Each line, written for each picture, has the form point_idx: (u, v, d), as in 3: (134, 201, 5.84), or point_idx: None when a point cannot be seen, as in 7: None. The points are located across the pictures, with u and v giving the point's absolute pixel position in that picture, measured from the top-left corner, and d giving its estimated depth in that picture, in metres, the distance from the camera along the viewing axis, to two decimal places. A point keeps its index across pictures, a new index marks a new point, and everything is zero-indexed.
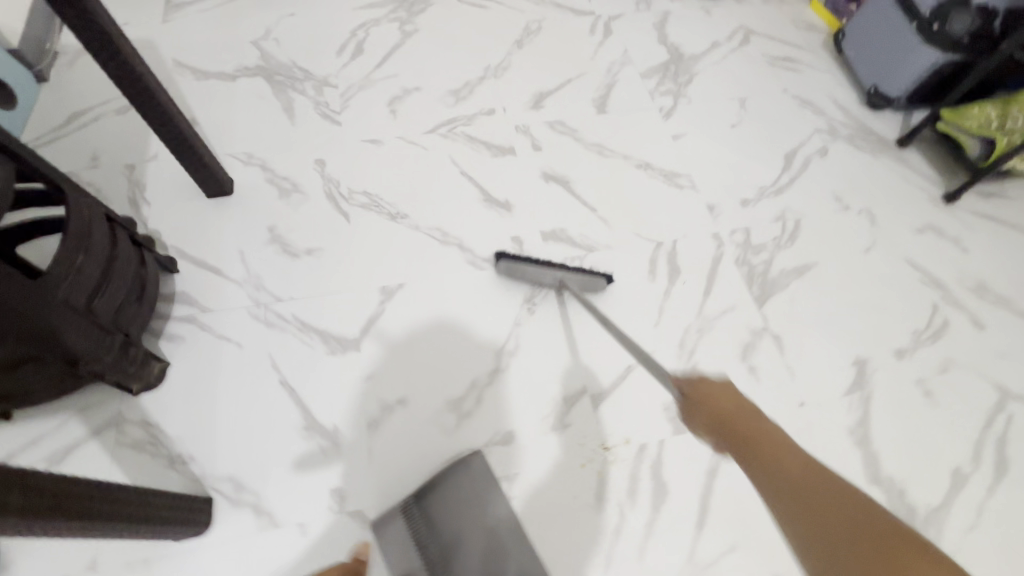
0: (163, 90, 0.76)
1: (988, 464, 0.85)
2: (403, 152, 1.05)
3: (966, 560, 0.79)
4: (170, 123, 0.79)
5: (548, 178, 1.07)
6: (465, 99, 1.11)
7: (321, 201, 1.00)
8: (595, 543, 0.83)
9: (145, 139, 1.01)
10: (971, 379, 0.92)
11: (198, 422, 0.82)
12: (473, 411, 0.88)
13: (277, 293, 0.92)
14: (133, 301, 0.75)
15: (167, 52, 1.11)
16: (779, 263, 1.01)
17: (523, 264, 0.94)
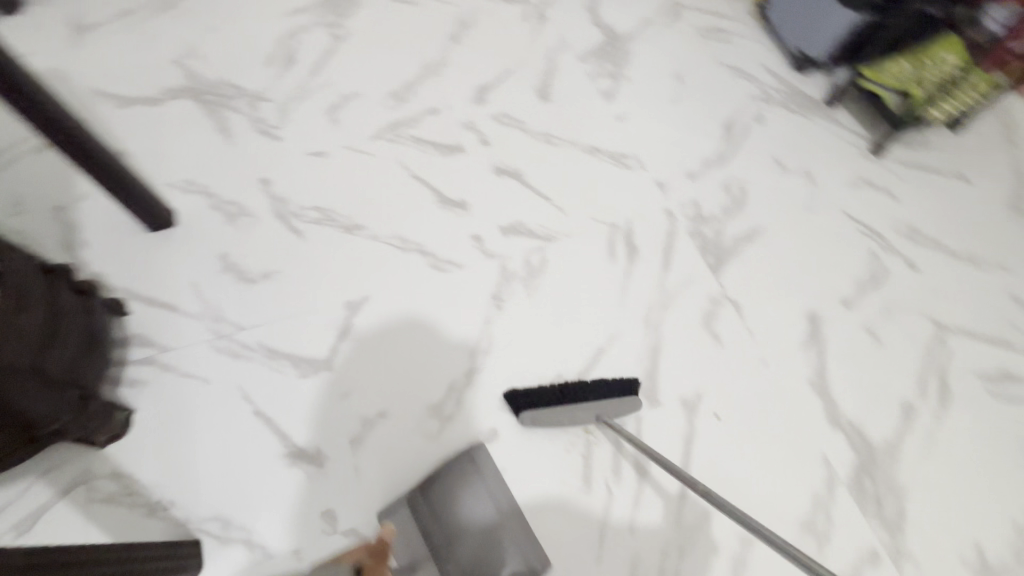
0: (79, 126, 0.81)
1: (932, 394, 0.96)
2: (351, 160, 1.13)
3: (920, 484, 0.89)
4: (89, 153, 0.84)
5: (501, 172, 1.14)
6: (408, 101, 1.21)
7: (272, 220, 1.05)
8: (587, 525, 0.83)
9: (70, 177, 1.03)
10: (910, 317, 1.03)
11: (175, 464, 0.84)
12: (454, 414, 0.90)
13: (238, 322, 0.94)
14: (84, 356, 0.78)
15: (82, 82, 1.16)
16: (729, 231, 1.10)
17: (547, 412, 0.85)
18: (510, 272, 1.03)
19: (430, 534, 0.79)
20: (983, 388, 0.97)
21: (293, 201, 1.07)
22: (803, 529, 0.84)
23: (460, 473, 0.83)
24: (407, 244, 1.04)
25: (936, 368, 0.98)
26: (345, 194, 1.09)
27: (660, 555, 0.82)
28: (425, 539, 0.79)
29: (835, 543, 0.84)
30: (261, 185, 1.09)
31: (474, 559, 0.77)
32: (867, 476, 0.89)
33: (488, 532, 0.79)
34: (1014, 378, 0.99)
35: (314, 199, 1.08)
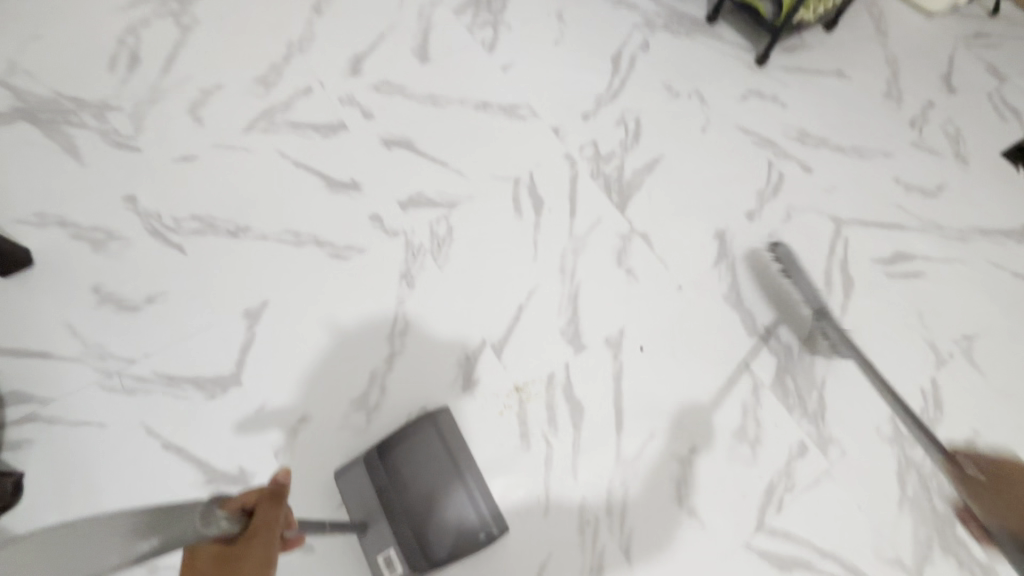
0: None
1: (837, 286, 1.01)
2: (224, 158, 1.04)
3: (837, 371, 0.93)
4: None
5: (390, 144, 1.08)
6: (276, 85, 1.12)
7: (145, 239, 0.95)
8: (531, 480, 0.83)
9: None
10: (809, 218, 1.07)
11: (85, 519, 0.78)
12: (380, 402, 0.86)
13: (127, 356, 0.86)
14: None
15: None
16: (630, 165, 1.09)
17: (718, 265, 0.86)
18: (417, 247, 0.99)
19: (389, 500, 0.78)
20: (881, 272, 1.02)
21: (166, 213, 0.98)
22: (736, 437, 0.87)
23: (427, 449, 0.80)
24: (302, 237, 0.98)
25: (837, 262, 1.03)
26: (223, 197, 1.00)
27: (605, 492, 0.83)
28: (382, 500, 0.78)
29: (766, 443, 0.87)
30: (126, 202, 0.98)
31: (443, 546, 0.76)
32: (787, 375, 0.92)
33: (455, 513, 0.77)
34: (907, 257, 1.04)
35: (189, 208, 0.99)
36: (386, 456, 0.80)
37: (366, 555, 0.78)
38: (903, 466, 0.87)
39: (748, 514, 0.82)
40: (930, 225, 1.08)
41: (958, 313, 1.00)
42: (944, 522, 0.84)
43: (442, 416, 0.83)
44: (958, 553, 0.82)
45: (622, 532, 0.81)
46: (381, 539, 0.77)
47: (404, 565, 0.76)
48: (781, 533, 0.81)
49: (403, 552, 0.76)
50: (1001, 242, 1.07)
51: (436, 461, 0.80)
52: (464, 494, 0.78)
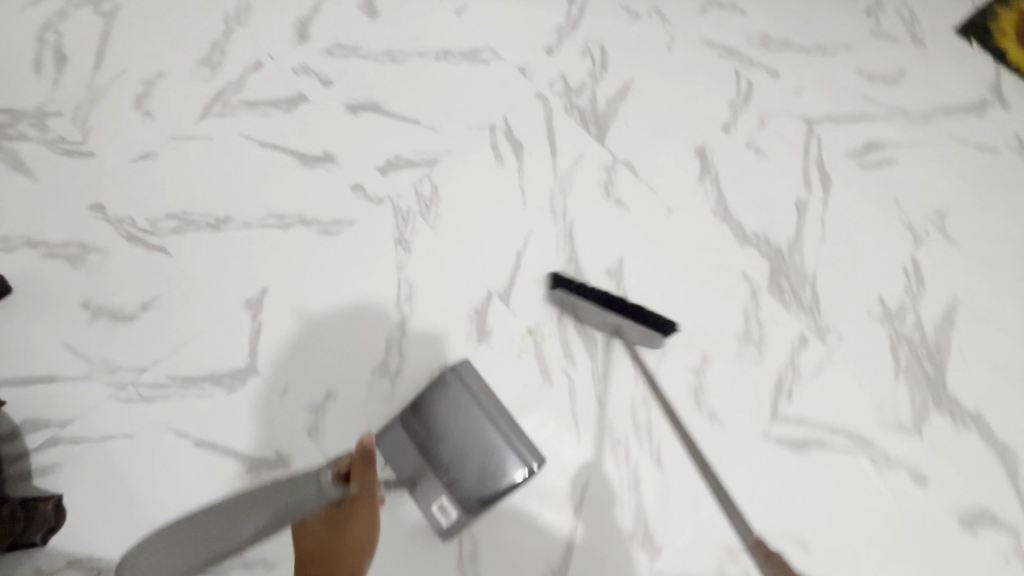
0: None
1: (816, 184, 1.04)
2: (187, 150, 0.99)
3: (825, 265, 0.98)
4: None
5: (357, 109, 1.04)
6: (222, 64, 1.05)
7: (124, 246, 0.92)
8: (559, 412, 0.87)
9: None
10: (782, 122, 1.09)
11: (136, 526, 0.79)
12: (401, 366, 0.88)
13: (136, 365, 0.85)
14: None
15: None
16: (603, 95, 1.08)
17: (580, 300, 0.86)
18: (405, 209, 0.97)
19: (431, 452, 0.81)
20: (855, 164, 1.06)
21: (139, 216, 0.94)
22: (742, 340, 0.92)
23: (457, 401, 0.83)
24: (287, 219, 0.96)
25: (813, 161, 1.06)
26: (195, 190, 0.96)
27: (629, 411, 0.87)
28: (425, 454, 0.81)
29: (770, 341, 0.92)
30: (94, 212, 0.94)
31: (490, 488, 0.79)
32: (781, 275, 0.97)
33: (496, 455, 0.81)
34: (878, 145, 1.07)
35: (163, 206, 0.95)
36: (420, 413, 0.83)
37: (420, 508, 0.81)
38: (895, 341, 0.93)
39: (762, 407, 0.88)
40: (895, 112, 1.10)
41: (930, 191, 1.04)
42: (936, 383, 0.91)
43: (466, 368, 0.85)
44: (950, 408, 0.89)
45: (650, 443, 0.86)
46: (431, 491, 0.80)
47: (458, 510, 0.79)
48: (795, 419, 0.88)
49: (455, 498, 0.79)
50: (961, 118, 1.10)
51: (468, 409, 0.83)
52: (500, 436, 0.82)
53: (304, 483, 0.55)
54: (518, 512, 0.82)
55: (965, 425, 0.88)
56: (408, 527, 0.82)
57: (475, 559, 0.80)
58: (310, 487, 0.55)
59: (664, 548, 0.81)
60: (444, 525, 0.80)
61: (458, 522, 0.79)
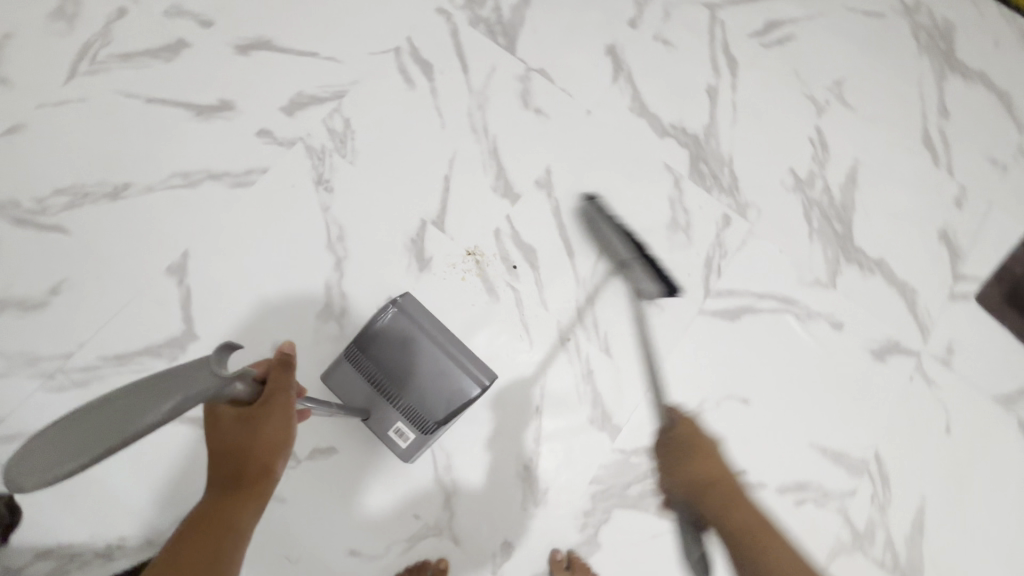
0: None
1: (723, 69, 1.06)
2: (61, 117, 0.89)
3: (739, 146, 1.02)
4: None
5: (246, 49, 0.96)
6: (79, 15, 0.94)
7: (13, 230, 0.84)
8: (510, 322, 0.90)
9: None
10: (686, 10, 1.09)
11: (96, 508, 0.75)
12: (346, 306, 0.87)
13: (60, 351, 0.80)
14: None
15: None
16: (506, 3, 1.04)
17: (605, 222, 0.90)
18: (319, 149, 0.93)
19: (381, 383, 0.83)
20: (757, 44, 1.08)
21: (23, 196, 0.85)
22: (671, 228, 0.96)
23: (400, 330, 0.83)
24: (193, 176, 0.89)
25: (719, 46, 1.07)
26: (83, 159, 0.88)
27: (574, 312, 0.91)
28: (375, 385, 0.83)
29: (696, 224, 0.97)
30: None
31: (443, 409, 0.82)
32: (700, 161, 1.00)
33: (447, 376, 0.82)
34: (778, 23, 1.10)
35: (46, 182, 0.86)
36: (365, 347, 0.83)
37: (378, 435, 0.83)
38: (807, 207, 1.00)
39: (696, 285, 0.94)
40: None
41: (828, 62, 1.09)
42: (845, 239, 0.99)
43: (406, 299, 0.84)
44: (858, 258, 0.98)
45: (598, 336, 0.90)
46: (386, 418, 0.83)
47: (415, 431, 0.82)
48: (726, 291, 0.94)
49: (411, 421, 0.82)
50: None
51: (413, 338, 0.83)
52: (449, 357, 0.83)
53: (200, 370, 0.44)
54: (484, 421, 0.86)
55: (870, 270, 0.98)
56: (382, 454, 0.84)
57: (452, 469, 0.85)
58: (202, 372, 0.44)
59: (622, 427, 0.88)
60: (403, 447, 0.82)
61: (417, 442, 0.82)
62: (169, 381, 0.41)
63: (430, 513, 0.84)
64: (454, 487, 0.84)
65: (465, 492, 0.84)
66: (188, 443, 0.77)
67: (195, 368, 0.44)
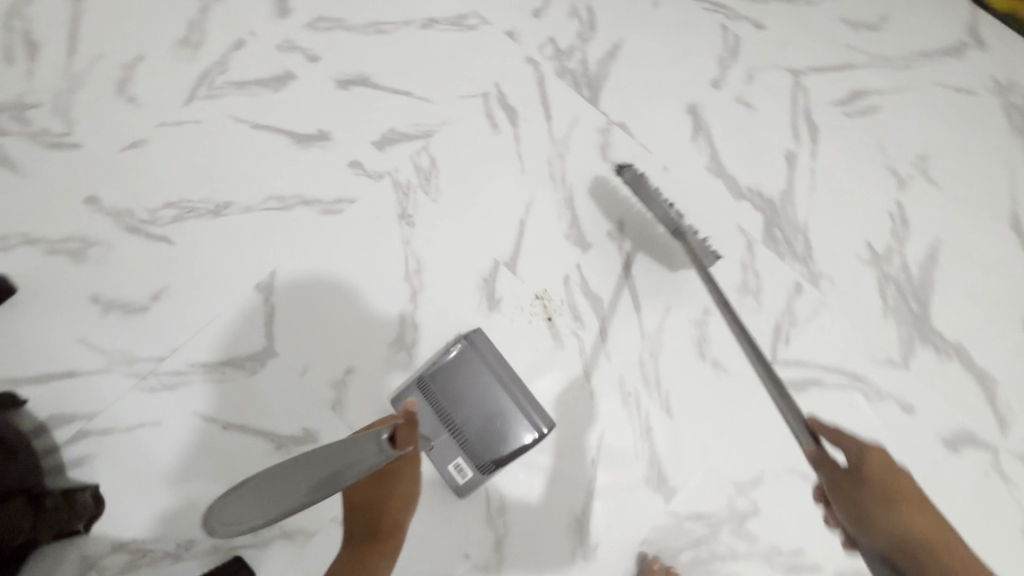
0: None
1: (804, 135, 1.07)
2: (178, 137, 0.97)
3: (816, 215, 1.02)
4: None
5: (346, 84, 1.03)
6: (202, 44, 1.02)
7: (126, 238, 0.91)
8: (573, 369, 0.91)
9: None
10: (770, 74, 1.10)
11: (171, 509, 0.80)
12: (416, 338, 0.90)
13: (153, 355, 0.85)
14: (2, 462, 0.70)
15: None
16: (593, 56, 1.08)
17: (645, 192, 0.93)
18: (406, 185, 0.98)
19: (447, 416, 0.86)
20: (840, 113, 1.08)
21: (137, 207, 0.93)
22: (740, 291, 0.97)
23: (471, 365, 0.87)
24: (288, 200, 0.95)
25: (801, 112, 1.08)
26: (194, 176, 0.95)
27: (638, 367, 0.91)
28: (440, 417, 0.86)
29: (766, 289, 0.97)
30: (90, 205, 0.92)
31: (506, 447, 0.85)
32: (775, 227, 1.00)
33: (509, 417, 0.85)
34: (863, 94, 1.09)
35: (158, 195, 0.93)
36: (436, 378, 0.86)
37: (437, 467, 0.85)
38: (883, 283, 0.99)
39: (762, 352, 0.94)
40: (877, 59, 1.12)
41: (912, 136, 1.07)
42: (922, 320, 0.97)
43: (478, 334, 0.88)
44: (935, 340, 0.96)
45: (660, 394, 0.90)
46: (447, 452, 0.85)
47: (474, 469, 0.84)
48: (793, 361, 0.93)
49: (471, 460, 0.84)
50: (943, 61, 1.12)
51: (483, 374, 0.87)
52: (516, 397, 0.86)
53: (362, 444, 0.55)
54: (539, 468, 0.87)
55: (948, 355, 0.95)
56: (436, 489, 0.86)
57: (503, 512, 0.85)
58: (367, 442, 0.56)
59: (679, 489, 0.87)
60: (460, 483, 0.84)
61: (474, 480, 0.84)
62: (334, 468, 0.53)
63: (479, 553, 0.84)
64: (504, 530, 0.85)
65: (515, 536, 0.85)
66: (264, 458, 0.83)
67: (359, 442, 0.55)
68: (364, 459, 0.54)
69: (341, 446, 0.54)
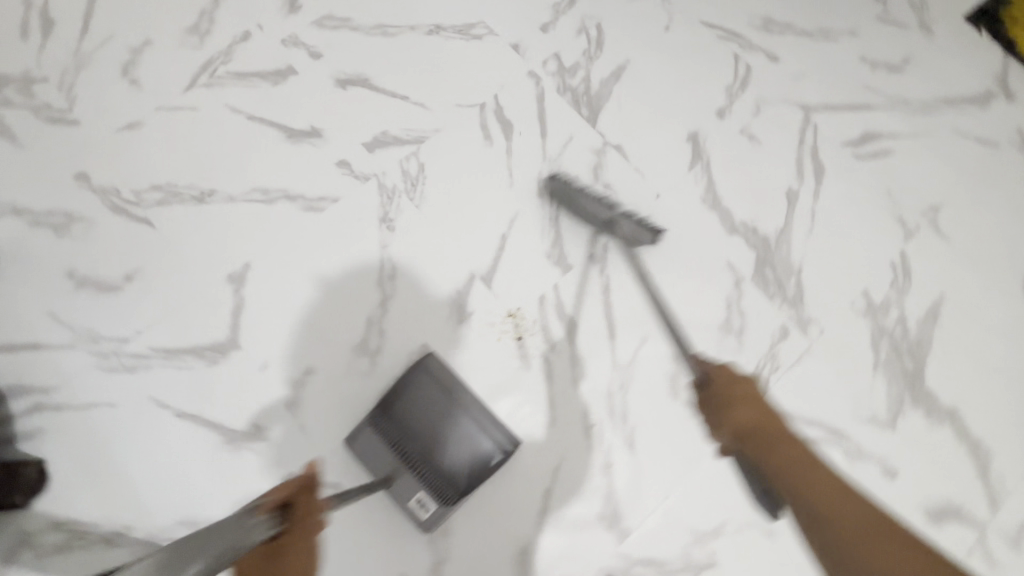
0: None
1: (809, 174, 1.02)
2: (173, 122, 0.98)
3: (811, 257, 0.97)
4: None
5: (345, 83, 1.03)
6: (210, 33, 1.03)
7: (109, 217, 0.92)
8: (537, 394, 0.88)
9: None
10: (780, 108, 1.06)
11: (115, 493, 0.80)
12: (381, 345, 0.89)
13: (119, 335, 0.86)
14: None
15: None
16: (597, 75, 1.06)
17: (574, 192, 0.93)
18: (391, 189, 0.97)
19: (404, 450, 0.82)
20: (850, 154, 1.04)
21: (124, 187, 0.93)
22: (722, 330, 0.93)
23: (428, 393, 0.84)
24: (272, 193, 0.95)
25: (808, 149, 1.04)
26: (183, 162, 0.96)
27: (605, 397, 0.88)
28: (397, 451, 0.82)
29: (750, 331, 0.93)
30: (79, 181, 0.93)
31: (468, 476, 0.81)
32: (767, 266, 0.96)
33: (469, 441, 0.82)
34: (875, 136, 1.05)
35: (146, 178, 0.94)
36: (389, 409, 0.83)
37: (398, 503, 0.81)
38: (877, 336, 0.93)
39: None
40: (896, 102, 1.07)
41: (923, 184, 1.02)
42: (915, 380, 0.91)
43: (432, 359, 0.85)
44: (927, 403, 0.90)
45: (625, 429, 0.87)
46: (407, 487, 0.81)
47: (436, 502, 0.80)
48: None
49: (432, 494, 0.80)
50: (963, 110, 1.07)
51: (441, 401, 0.84)
52: (477, 424, 0.83)
53: (228, 524, 0.44)
54: (490, 493, 0.84)
55: (939, 420, 0.90)
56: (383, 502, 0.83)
57: (448, 534, 0.82)
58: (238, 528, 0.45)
59: (633, 531, 0.83)
60: (425, 517, 0.80)
61: (439, 513, 0.80)
62: (211, 537, 0.41)
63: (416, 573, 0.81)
64: (445, 552, 0.82)
65: (456, 560, 0.82)
66: (213, 451, 0.83)
67: (229, 524, 0.44)
68: (242, 537, 0.44)
69: (207, 528, 0.42)
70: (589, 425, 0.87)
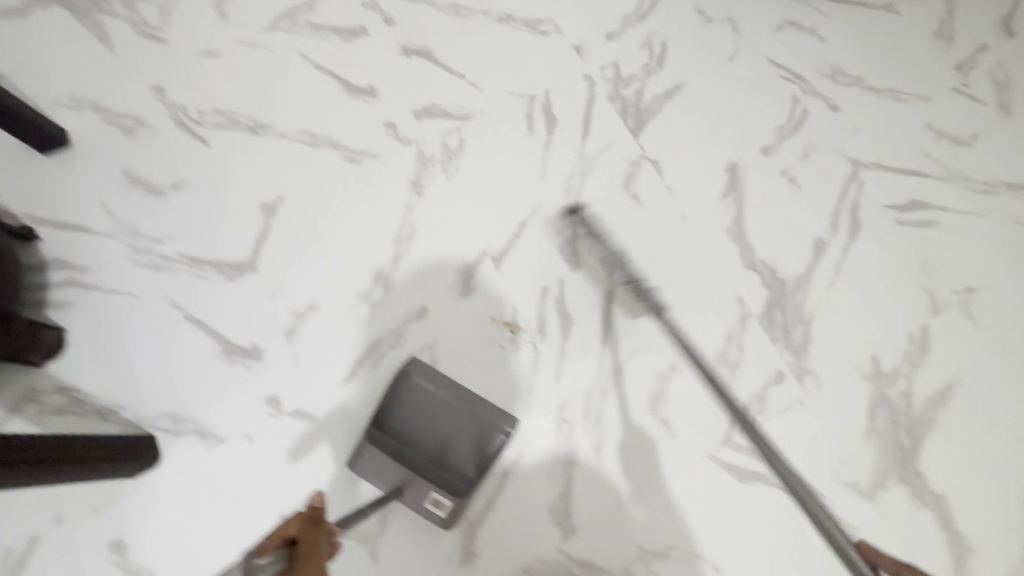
0: None
1: (843, 227, 1.00)
2: (247, 57, 1.05)
3: (826, 311, 0.95)
4: None
5: (410, 52, 1.08)
6: None
7: (172, 130, 0.99)
8: (517, 380, 0.90)
9: None
10: (828, 159, 1.04)
11: (118, 374, 0.87)
12: (383, 298, 0.93)
13: (155, 236, 0.93)
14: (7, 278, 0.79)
15: None
16: (650, 90, 1.07)
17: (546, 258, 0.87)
18: (427, 157, 1.01)
19: (407, 457, 0.80)
20: (891, 219, 1.01)
21: (191, 106, 1.01)
22: (716, 361, 0.92)
23: (421, 394, 0.85)
24: (318, 138, 1.01)
25: (848, 204, 1.01)
26: (246, 95, 1.03)
27: (583, 398, 0.89)
28: (402, 461, 0.79)
29: (744, 368, 0.92)
30: (154, 93, 1.01)
31: (471, 464, 0.82)
32: (777, 308, 0.95)
33: (468, 433, 0.84)
34: (922, 206, 1.02)
35: (212, 102, 1.02)
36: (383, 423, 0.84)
37: (416, 506, 0.82)
38: (876, 404, 0.90)
39: (717, 428, 0.89)
40: (953, 176, 1.03)
41: (963, 264, 0.98)
42: (907, 457, 0.88)
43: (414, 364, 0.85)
44: (913, 483, 0.87)
45: (595, 433, 0.88)
46: (422, 490, 0.80)
47: (452, 500, 0.79)
48: (746, 449, 0.88)
49: (446, 491, 0.78)
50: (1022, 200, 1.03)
51: (427, 405, 0.85)
52: (465, 419, 0.84)
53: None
54: None
55: (922, 503, 0.86)
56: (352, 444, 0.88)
57: None
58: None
59: (579, 531, 0.84)
60: (445, 516, 0.80)
61: (456, 509, 0.80)
62: None
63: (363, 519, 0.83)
64: (395, 506, 0.84)
65: (404, 515, 0.84)
66: (210, 358, 0.89)
67: None
68: None
69: None
70: (561, 420, 0.88)
